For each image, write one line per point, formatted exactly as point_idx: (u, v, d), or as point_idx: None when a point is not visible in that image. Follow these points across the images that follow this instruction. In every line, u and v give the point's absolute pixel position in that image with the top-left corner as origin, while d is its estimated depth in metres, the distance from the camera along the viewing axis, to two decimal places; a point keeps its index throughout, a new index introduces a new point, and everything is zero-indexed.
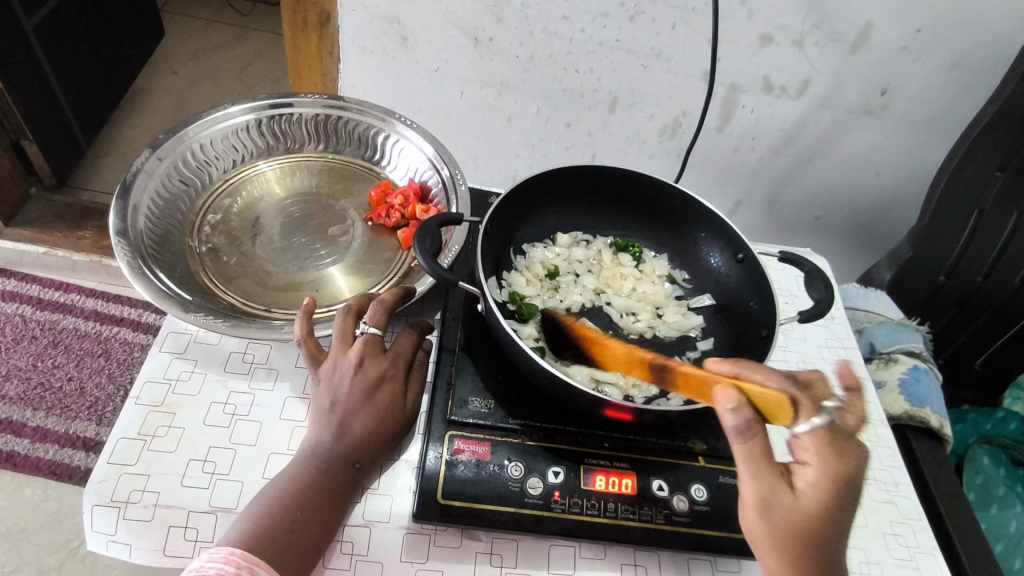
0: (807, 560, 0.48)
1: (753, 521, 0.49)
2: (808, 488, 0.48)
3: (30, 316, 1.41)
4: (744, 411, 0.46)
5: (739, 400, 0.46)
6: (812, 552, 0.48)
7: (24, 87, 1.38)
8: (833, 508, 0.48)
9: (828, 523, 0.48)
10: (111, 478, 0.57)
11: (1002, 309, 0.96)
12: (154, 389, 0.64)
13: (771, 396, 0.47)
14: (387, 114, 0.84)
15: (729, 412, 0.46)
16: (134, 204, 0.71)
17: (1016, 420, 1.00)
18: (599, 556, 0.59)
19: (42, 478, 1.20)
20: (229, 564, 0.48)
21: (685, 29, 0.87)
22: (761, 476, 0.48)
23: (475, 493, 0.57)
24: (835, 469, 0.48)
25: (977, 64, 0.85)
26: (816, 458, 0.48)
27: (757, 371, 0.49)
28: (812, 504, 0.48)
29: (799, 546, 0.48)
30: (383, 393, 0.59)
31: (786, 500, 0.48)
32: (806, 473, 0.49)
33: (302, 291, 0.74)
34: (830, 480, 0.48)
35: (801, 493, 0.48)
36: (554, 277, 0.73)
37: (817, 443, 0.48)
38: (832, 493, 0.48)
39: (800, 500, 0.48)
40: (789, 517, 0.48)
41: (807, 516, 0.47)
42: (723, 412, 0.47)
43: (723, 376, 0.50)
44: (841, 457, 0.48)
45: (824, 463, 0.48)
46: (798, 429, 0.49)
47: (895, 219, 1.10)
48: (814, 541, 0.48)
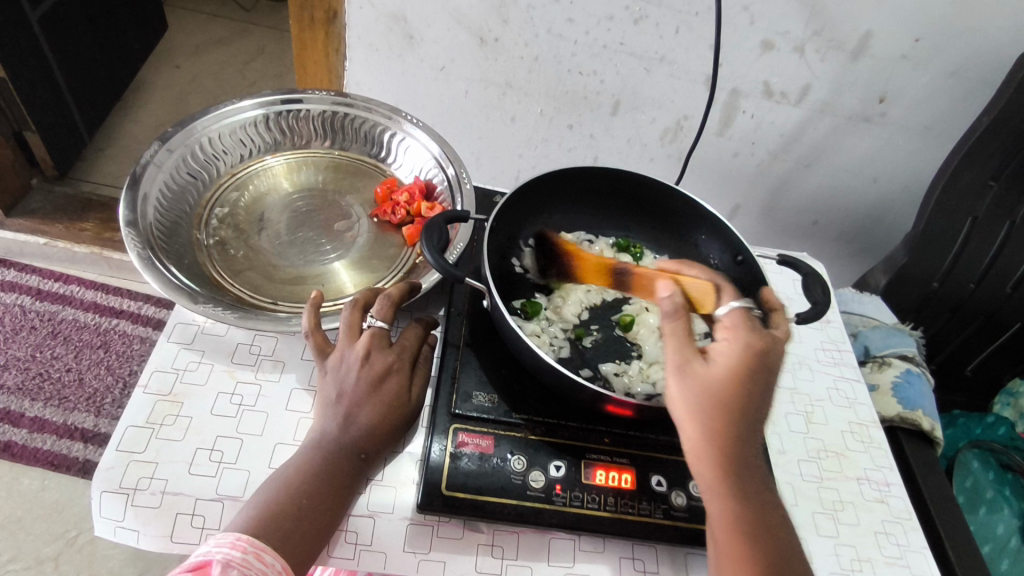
0: (720, 421, 0.50)
1: (673, 389, 0.51)
2: (722, 358, 0.51)
3: (29, 306, 1.41)
4: (677, 296, 0.52)
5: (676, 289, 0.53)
6: (724, 415, 0.50)
7: (27, 78, 1.38)
8: (744, 376, 0.51)
9: (737, 387, 0.50)
10: (120, 465, 0.58)
11: (992, 316, 0.99)
12: (162, 378, 0.65)
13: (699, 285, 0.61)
14: (394, 112, 0.85)
15: (664, 301, 0.52)
16: (144, 195, 0.72)
17: (1005, 425, 1.01)
18: (598, 549, 0.61)
19: (40, 468, 1.20)
20: (236, 549, 0.49)
21: (688, 34, 0.89)
22: (679, 348, 0.51)
23: (478, 485, 0.58)
24: (748, 341, 0.52)
25: (974, 74, 0.87)
26: (733, 332, 0.53)
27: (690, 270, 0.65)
28: (725, 370, 0.51)
29: (713, 408, 0.50)
30: (390, 385, 0.60)
31: (700, 368, 0.51)
32: (722, 347, 0.52)
33: (307, 284, 0.75)
34: (745, 348, 0.51)
35: (715, 362, 0.51)
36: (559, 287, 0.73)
37: (734, 320, 0.54)
38: (744, 360, 0.51)
39: (714, 367, 0.51)
40: (702, 382, 0.50)
41: (719, 380, 0.50)
42: (659, 298, 0.53)
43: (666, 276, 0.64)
44: (753, 332, 0.52)
45: (738, 336, 0.52)
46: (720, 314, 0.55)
47: (891, 226, 1.12)
48: (726, 405, 0.50)
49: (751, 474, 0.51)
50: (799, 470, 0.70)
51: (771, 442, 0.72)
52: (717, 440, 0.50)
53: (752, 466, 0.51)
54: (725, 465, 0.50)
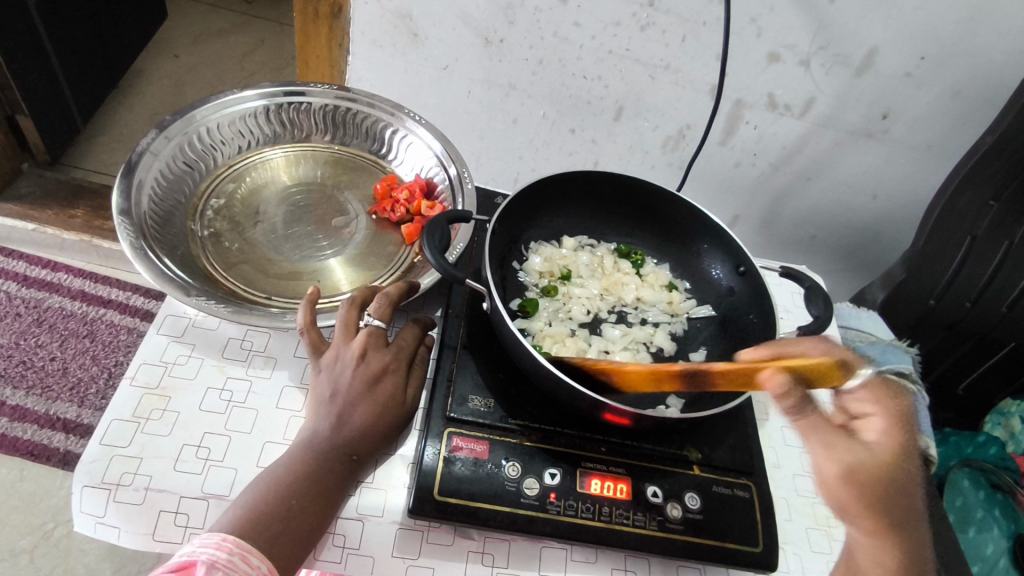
0: (900, 512, 0.44)
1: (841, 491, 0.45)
2: (883, 440, 0.45)
3: (15, 292, 1.38)
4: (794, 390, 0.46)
5: (794, 378, 0.45)
6: (908, 505, 0.44)
7: (21, 61, 1.36)
8: (910, 454, 0.45)
9: (911, 472, 0.44)
10: (103, 460, 0.56)
11: (987, 335, 0.99)
12: (150, 370, 0.63)
13: (816, 362, 0.45)
14: (397, 109, 0.84)
15: (784, 395, 0.46)
16: (138, 182, 0.71)
17: (996, 444, 1.03)
18: (590, 559, 0.60)
19: (19, 459, 1.17)
20: (222, 550, 0.48)
21: (695, 42, 0.88)
22: (830, 443, 0.46)
23: (471, 492, 0.57)
24: (896, 411, 0.47)
25: (976, 95, 0.87)
26: (878, 407, 0.47)
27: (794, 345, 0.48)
28: (890, 450, 0.45)
29: (889, 499, 0.44)
30: (385, 385, 0.59)
31: (868, 457, 0.45)
32: (871, 424, 0.47)
33: (303, 280, 0.73)
34: (898, 420, 0.46)
35: (876, 444, 0.45)
36: (552, 295, 0.72)
37: (872, 393, 0.48)
38: (902, 435, 0.46)
39: (877, 453, 0.45)
40: (870, 470, 0.44)
41: (891, 468, 0.44)
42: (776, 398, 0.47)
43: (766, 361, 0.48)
44: (893, 401, 0.48)
45: (885, 410, 0.47)
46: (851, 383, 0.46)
47: (887, 242, 1.12)
48: (904, 491, 0.44)
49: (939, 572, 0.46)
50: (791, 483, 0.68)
51: (767, 456, 0.70)
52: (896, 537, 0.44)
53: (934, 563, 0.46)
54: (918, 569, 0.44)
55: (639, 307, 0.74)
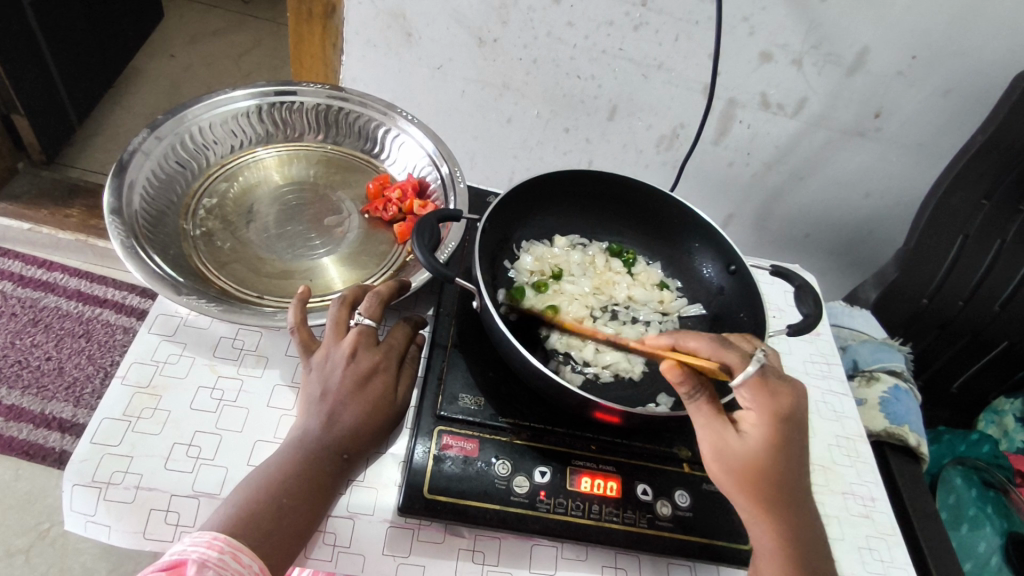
0: (766, 491, 0.52)
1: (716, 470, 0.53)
2: (751, 430, 0.52)
3: (10, 292, 1.38)
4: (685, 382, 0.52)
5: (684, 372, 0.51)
6: (775, 488, 0.52)
7: (16, 61, 1.36)
8: (777, 446, 0.52)
9: (777, 459, 0.52)
10: (93, 459, 0.56)
11: (980, 333, 0.99)
12: (141, 369, 0.63)
13: (705, 363, 0.52)
14: (390, 108, 0.84)
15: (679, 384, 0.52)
16: (130, 182, 0.71)
17: (989, 442, 1.03)
18: (581, 557, 0.60)
19: (14, 458, 1.18)
20: (212, 549, 0.48)
21: (687, 42, 0.88)
22: (706, 427, 0.53)
23: (461, 490, 0.57)
24: (772, 410, 0.52)
25: (968, 94, 0.87)
26: (754, 404, 0.52)
27: (689, 340, 0.53)
28: (756, 442, 0.52)
29: (757, 481, 0.52)
30: (375, 383, 0.59)
31: (734, 445, 0.52)
32: (749, 417, 0.53)
33: (294, 279, 0.74)
34: (772, 419, 0.52)
35: (746, 435, 0.52)
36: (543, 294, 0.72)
37: (752, 390, 0.52)
38: (775, 430, 0.52)
39: (745, 441, 0.52)
40: (736, 456, 0.52)
41: (757, 456, 0.51)
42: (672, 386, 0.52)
43: (665, 350, 0.54)
44: (774, 397, 0.52)
45: (761, 407, 0.52)
46: (733, 380, 0.51)
47: (881, 241, 1.12)
48: (767, 474, 0.52)
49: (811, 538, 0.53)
50: None
51: None
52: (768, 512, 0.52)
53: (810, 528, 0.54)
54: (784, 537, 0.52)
55: (630, 306, 0.74)
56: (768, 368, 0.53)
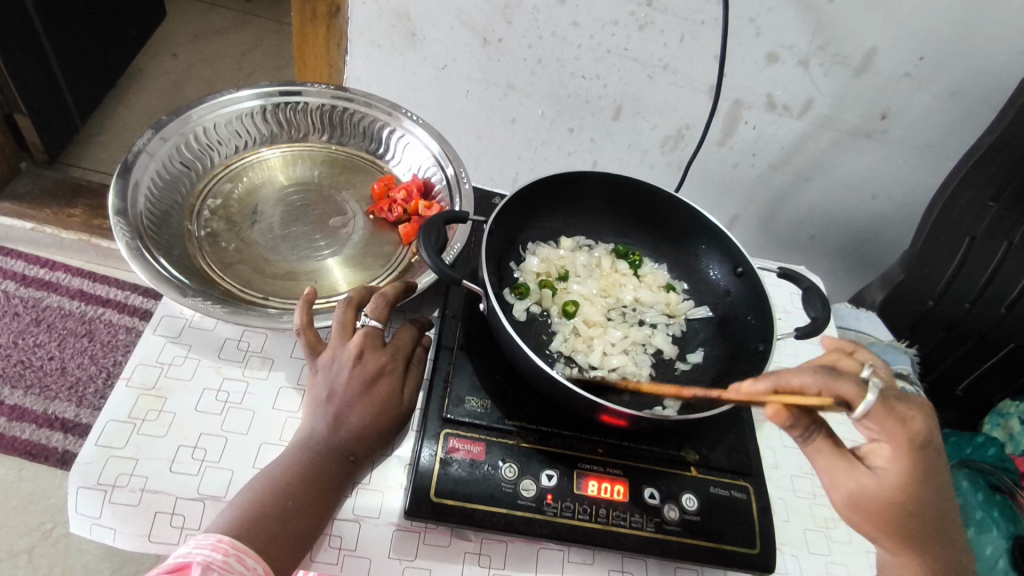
0: (909, 526, 0.51)
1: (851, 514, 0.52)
2: (888, 465, 0.50)
3: (13, 292, 1.38)
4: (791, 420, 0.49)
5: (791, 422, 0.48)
6: (919, 523, 0.51)
7: (19, 60, 1.35)
8: (918, 482, 0.49)
9: (920, 497, 0.50)
10: (98, 461, 0.56)
11: (986, 336, 0.99)
12: (145, 371, 0.63)
13: (813, 403, 0.47)
14: (394, 108, 0.84)
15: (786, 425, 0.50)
16: (135, 183, 0.71)
17: (996, 444, 1.01)
18: (587, 560, 0.60)
19: (17, 458, 1.17)
20: (218, 551, 0.48)
21: (693, 43, 0.88)
22: (835, 471, 0.51)
23: (468, 493, 0.57)
24: (907, 441, 0.49)
25: (975, 95, 0.87)
26: (883, 434, 0.50)
27: (792, 376, 0.48)
28: (894, 479, 0.50)
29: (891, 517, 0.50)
30: (382, 386, 0.59)
31: (871, 487, 0.50)
32: (881, 451, 0.51)
33: (299, 281, 0.73)
34: (908, 452, 0.49)
35: (882, 473, 0.50)
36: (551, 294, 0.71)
37: (879, 421, 0.49)
38: (914, 465, 0.49)
39: (881, 480, 0.50)
40: (872, 498, 0.50)
41: (895, 497, 0.50)
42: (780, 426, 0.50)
43: (766, 395, 0.48)
44: (904, 425, 0.49)
45: (894, 440, 0.49)
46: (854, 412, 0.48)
47: (886, 243, 1.12)
48: (909, 509, 0.50)
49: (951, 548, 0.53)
50: (790, 485, 0.68)
51: (766, 457, 0.70)
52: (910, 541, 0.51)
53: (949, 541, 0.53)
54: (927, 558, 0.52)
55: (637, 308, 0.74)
56: (889, 393, 0.49)
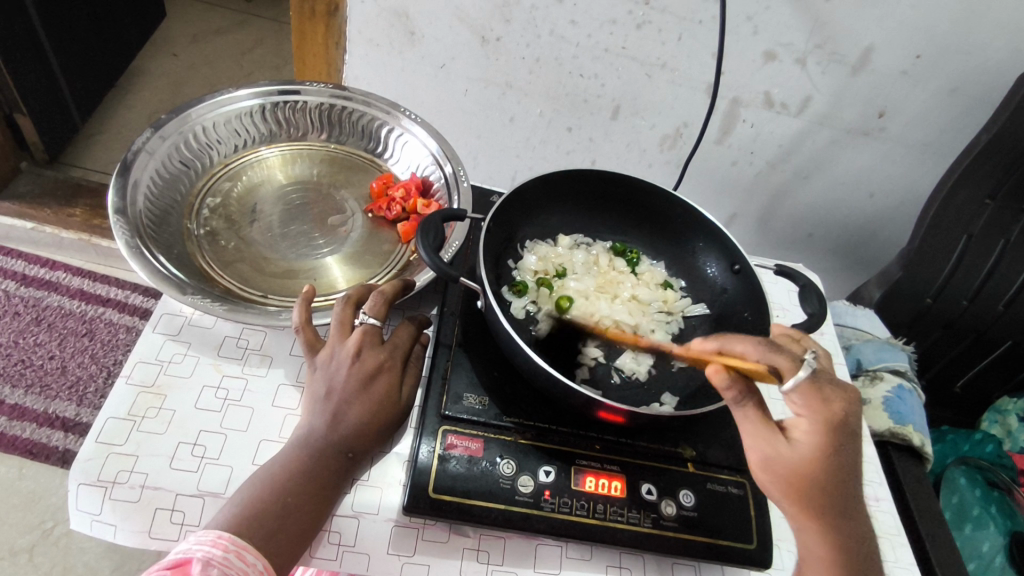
0: (815, 500, 0.51)
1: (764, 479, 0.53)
2: (804, 439, 0.52)
3: (14, 292, 1.39)
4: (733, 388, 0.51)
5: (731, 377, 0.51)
6: (829, 497, 0.51)
7: (20, 60, 1.36)
8: (830, 453, 0.51)
9: (830, 467, 0.51)
10: (99, 458, 0.56)
11: (983, 333, 0.99)
12: (145, 369, 0.63)
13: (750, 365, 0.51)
14: (393, 107, 0.84)
15: (726, 390, 0.52)
16: (134, 181, 0.71)
17: (994, 441, 1.03)
18: (585, 556, 0.60)
19: (18, 457, 1.18)
20: (218, 547, 0.48)
21: (691, 41, 0.88)
22: (752, 437, 0.52)
23: (466, 489, 0.57)
24: (827, 418, 0.51)
25: (973, 93, 0.87)
26: (807, 409, 0.51)
27: (738, 344, 0.52)
28: (808, 450, 0.51)
29: (801, 487, 0.51)
30: (380, 383, 0.59)
31: (783, 454, 0.51)
32: (799, 425, 0.52)
33: (299, 279, 0.74)
34: (823, 427, 0.51)
35: (798, 443, 0.52)
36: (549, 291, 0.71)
37: (805, 396, 0.51)
38: (825, 441, 0.51)
39: (795, 450, 0.51)
40: (786, 465, 0.51)
41: (805, 465, 0.51)
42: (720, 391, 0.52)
43: (710, 355, 0.54)
44: (827, 405, 0.51)
45: (813, 414, 0.51)
46: (784, 385, 0.51)
47: (885, 240, 1.12)
48: (817, 483, 0.51)
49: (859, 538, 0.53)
50: None
51: None
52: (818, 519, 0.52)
53: (857, 530, 0.53)
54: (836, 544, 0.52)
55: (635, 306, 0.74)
56: (820, 375, 0.52)
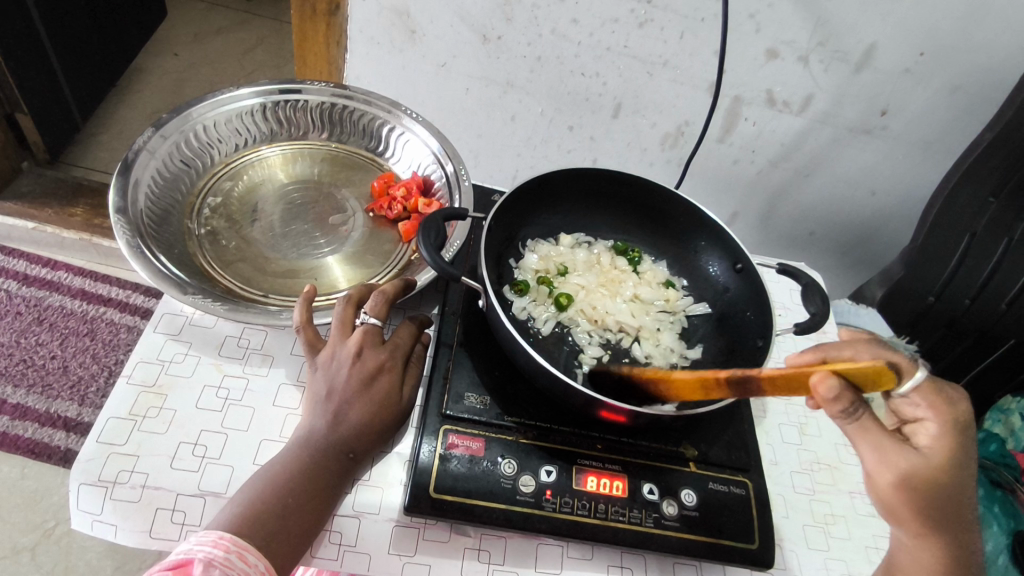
0: (942, 509, 0.50)
1: (889, 495, 0.51)
2: (931, 445, 0.49)
3: (15, 291, 1.39)
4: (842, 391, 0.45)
5: (840, 381, 0.45)
6: (958, 504, 0.50)
7: (21, 59, 1.36)
8: (960, 457, 0.49)
9: (959, 472, 0.49)
10: (100, 457, 0.56)
11: (987, 332, 0.98)
12: (146, 369, 0.63)
13: (869, 365, 0.45)
14: (394, 106, 0.84)
15: (831, 400, 0.45)
16: (135, 180, 0.71)
17: (997, 441, 1.02)
18: (587, 556, 0.60)
19: (19, 456, 1.18)
20: (218, 548, 0.48)
21: (693, 39, 0.88)
22: (881, 452, 0.49)
23: (467, 488, 0.57)
24: (952, 419, 0.49)
25: (977, 91, 0.87)
26: (932, 412, 0.49)
27: (841, 349, 0.49)
28: (937, 459, 0.49)
29: (928, 498, 0.49)
30: (382, 384, 0.59)
31: (916, 465, 0.49)
32: (924, 430, 0.50)
33: (300, 278, 0.73)
34: (951, 431, 0.49)
35: (926, 452, 0.49)
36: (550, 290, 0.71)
37: (925, 395, 0.49)
38: (954, 445, 0.49)
39: (927, 461, 0.49)
40: (917, 479, 0.49)
41: (940, 473, 0.49)
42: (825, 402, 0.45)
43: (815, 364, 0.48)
44: (952, 404, 0.49)
45: (938, 415, 0.49)
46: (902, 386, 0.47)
47: (887, 239, 1.12)
48: (944, 491, 0.49)
49: (976, 536, 0.52)
50: (789, 480, 0.69)
51: (765, 453, 0.70)
52: (943, 526, 0.51)
53: (974, 530, 0.52)
54: (959, 548, 0.51)
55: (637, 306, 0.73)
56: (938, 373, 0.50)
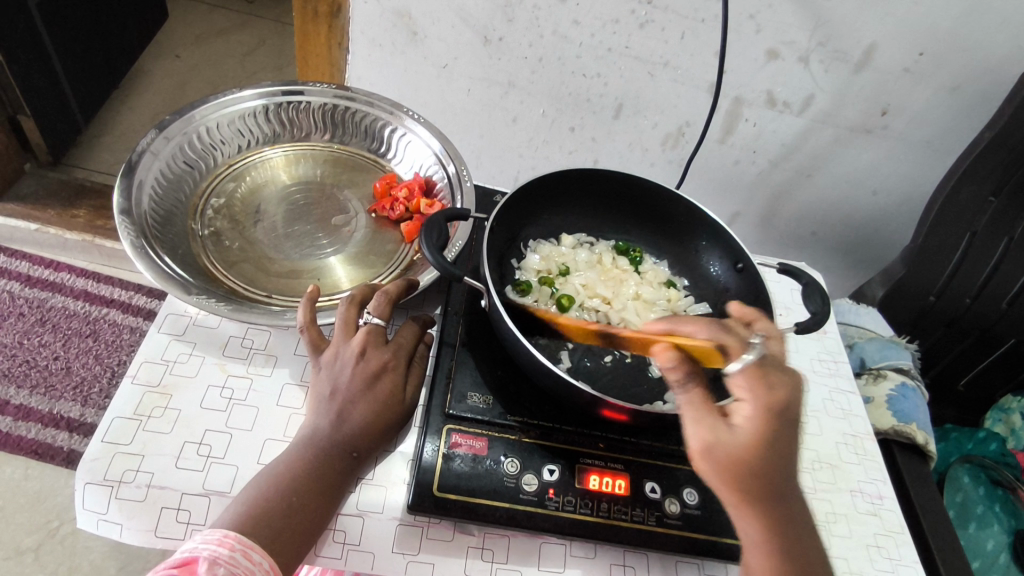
0: (753, 487, 0.48)
1: (703, 468, 0.49)
2: (744, 424, 0.48)
3: (18, 293, 1.39)
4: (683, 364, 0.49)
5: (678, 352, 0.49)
6: (769, 484, 0.48)
7: (23, 62, 1.36)
8: (771, 439, 0.48)
9: (771, 454, 0.48)
10: (105, 457, 0.56)
11: (988, 330, 0.99)
12: (151, 369, 0.63)
13: (698, 343, 0.52)
14: (396, 107, 0.84)
15: (672, 369, 0.48)
16: (139, 182, 0.72)
17: (996, 441, 1.02)
18: (590, 555, 0.60)
19: (23, 457, 1.18)
20: (223, 546, 0.48)
21: (694, 40, 0.88)
22: (699, 421, 0.48)
23: (470, 487, 0.57)
24: (768, 403, 0.48)
25: (976, 91, 0.87)
26: (750, 394, 0.49)
27: (687, 325, 0.55)
28: (749, 437, 0.47)
29: (739, 473, 0.47)
30: (384, 384, 0.59)
31: (727, 439, 0.47)
32: (742, 410, 0.49)
33: (302, 279, 0.74)
34: (764, 414, 0.48)
35: (739, 428, 0.48)
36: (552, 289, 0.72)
37: (749, 377, 0.50)
38: (767, 427, 0.48)
39: (739, 436, 0.48)
40: (729, 452, 0.47)
41: (750, 451, 0.47)
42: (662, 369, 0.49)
43: (661, 334, 0.55)
44: (771, 390, 0.49)
45: (756, 397, 0.49)
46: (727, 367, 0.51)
47: (887, 239, 1.12)
48: (756, 470, 0.48)
49: (798, 526, 0.50)
50: None
51: None
52: (755, 507, 0.48)
53: (796, 521, 0.50)
54: (773, 531, 0.49)
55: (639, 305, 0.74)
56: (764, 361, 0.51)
